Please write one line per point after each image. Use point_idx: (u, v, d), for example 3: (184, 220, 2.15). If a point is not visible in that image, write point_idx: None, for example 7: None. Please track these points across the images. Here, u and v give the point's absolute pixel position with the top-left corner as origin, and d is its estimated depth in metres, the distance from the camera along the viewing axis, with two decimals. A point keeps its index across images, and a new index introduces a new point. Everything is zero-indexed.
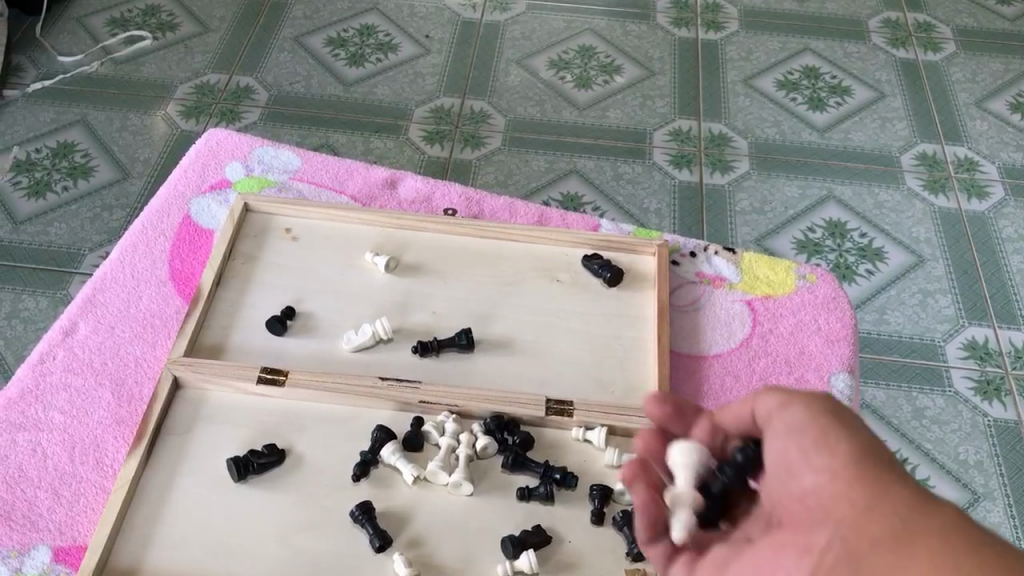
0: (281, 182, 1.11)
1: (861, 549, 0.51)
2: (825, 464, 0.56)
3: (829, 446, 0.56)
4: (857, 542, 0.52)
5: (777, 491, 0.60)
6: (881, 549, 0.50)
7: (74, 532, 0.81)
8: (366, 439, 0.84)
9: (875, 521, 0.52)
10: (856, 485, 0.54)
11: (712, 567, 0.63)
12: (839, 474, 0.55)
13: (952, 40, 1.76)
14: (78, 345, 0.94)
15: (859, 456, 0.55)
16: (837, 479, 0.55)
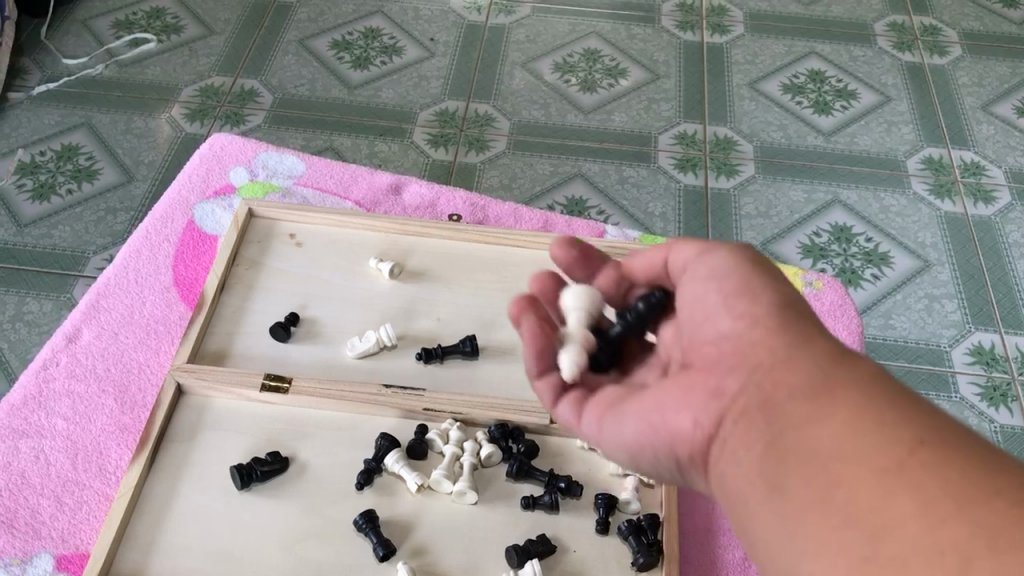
0: (285, 187, 1.11)
1: (774, 394, 0.53)
2: (746, 311, 0.58)
3: (752, 297, 0.58)
4: (770, 385, 0.53)
5: (691, 340, 0.62)
6: (797, 393, 0.52)
7: (77, 540, 0.81)
8: (371, 447, 0.84)
9: (788, 366, 0.53)
10: (775, 332, 0.56)
11: (600, 407, 0.65)
12: (758, 322, 0.57)
13: (958, 44, 1.75)
14: (82, 351, 0.94)
15: (779, 309, 0.57)
16: (756, 326, 0.57)
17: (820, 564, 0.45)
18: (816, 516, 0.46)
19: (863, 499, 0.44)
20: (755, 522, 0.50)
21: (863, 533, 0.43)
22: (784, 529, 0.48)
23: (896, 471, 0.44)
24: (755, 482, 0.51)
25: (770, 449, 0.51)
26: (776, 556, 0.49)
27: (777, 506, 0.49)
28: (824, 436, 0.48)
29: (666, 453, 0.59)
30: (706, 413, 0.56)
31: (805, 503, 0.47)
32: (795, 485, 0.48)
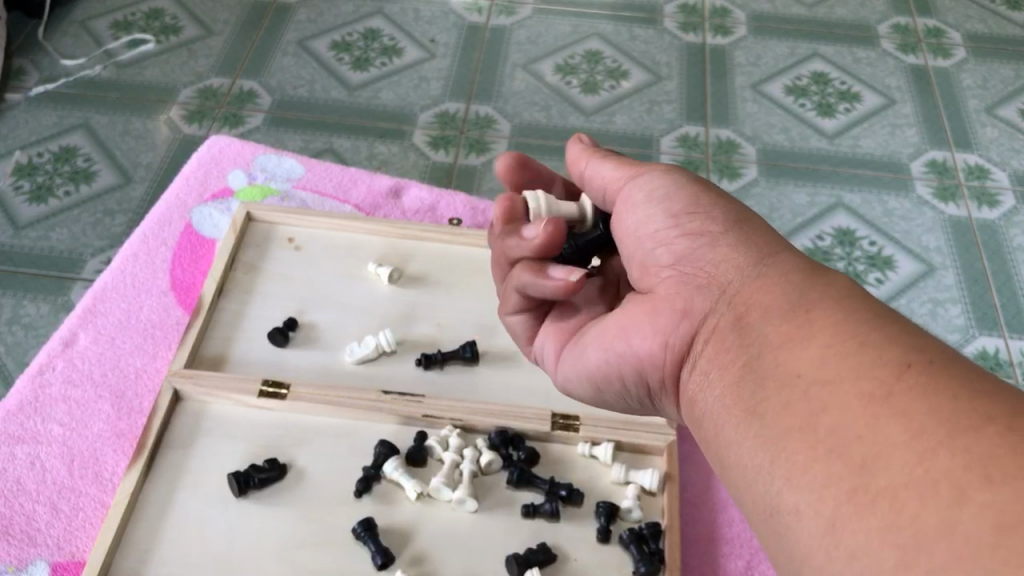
0: (284, 191, 1.10)
1: (748, 316, 0.52)
2: (700, 229, 0.58)
3: (700, 220, 0.58)
4: (747, 309, 0.52)
5: (642, 266, 0.61)
6: (775, 317, 0.50)
7: (72, 548, 0.79)
8: (370, 454, 0.83)
9: (761, 287, 0.53)
10: (738, 250, 0.55)
11: (559, 332, 0.69)
12: (717, 244, 0.56)
13: (962, 46, 1.74)
14: (78, 355, 0.93)
15: (735, 228, 0.57)
16: (714, 249, 0.56)
17: (801, 489, 0.43)
18: (798, 444, 0.44)
19: (847, 426, 0.42)
20: (730, 447, 0.49)
21: (851, 463, 0.41)
22: (761, 454, 0.47)
23: (883, 398, 0.42)
24: (733, 407, 0.50)
25: (750, 372, 0.50)
26: (751, 481, 0.47)
27: (754, 432, 0.48)
28: (805, 362, 0.47)
29: (634, 370, 0.61)
30: (679, 336, 0.56)
31: (786, 430, 0.45)
32: (774, 410, 0.47)
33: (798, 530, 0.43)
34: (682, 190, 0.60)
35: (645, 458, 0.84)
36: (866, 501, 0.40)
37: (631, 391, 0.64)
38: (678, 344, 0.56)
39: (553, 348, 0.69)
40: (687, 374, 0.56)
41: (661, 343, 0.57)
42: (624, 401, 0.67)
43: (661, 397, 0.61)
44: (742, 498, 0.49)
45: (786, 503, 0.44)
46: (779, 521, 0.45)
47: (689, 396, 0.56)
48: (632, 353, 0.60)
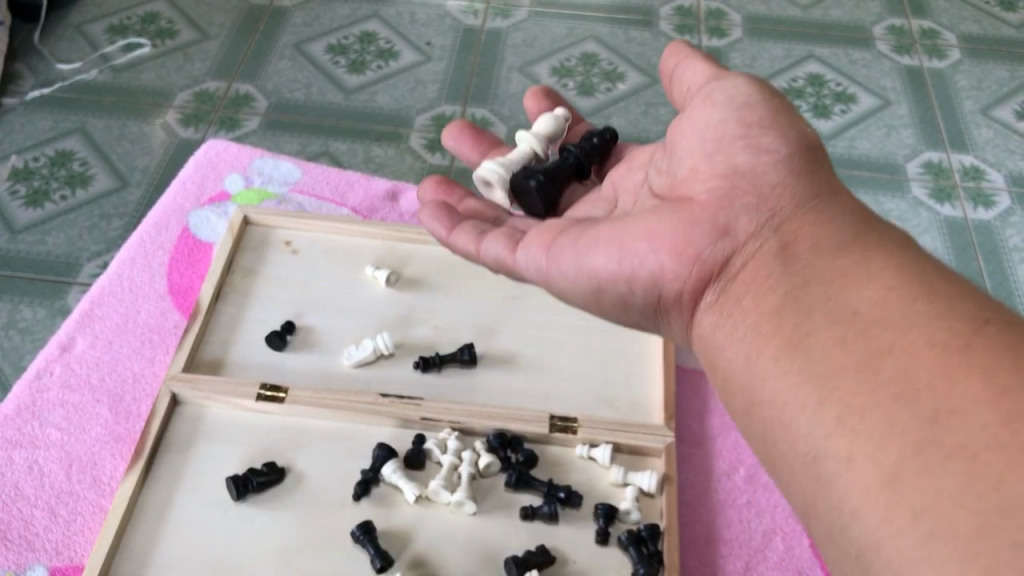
0: (281, 194, 1.10)
1: (798, 248, 0.56)
2: (766, 146, 0.62)
3: (773, 136, 0.62)
4: (794, 240, 0.57)
5: (690, 172, 0.66)
6: (827, 255, 0.55)
7: (70, 552, 0.79)
8: (368, 457, 0.83)
9: (810, 221, 0.58)
10: (795, 184, 0.60)
11: (545, 236, 0.68)
12: (779, 166, 0.61)
13: (957, 47, 1.75)
14: (76, 360, 0.93)
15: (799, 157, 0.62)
16: (776, 170, 0.61)
17: (855, 436, 0.45)
18: (852, 383, 0.47)
19: (915, 373, 0.45)
20: (770, 379, 0.52)
21: (920, 415, 0.43)
22: (809, 390, 0.49)
23: (952, 350, 0.45)
24: (775, 345, 0.52)
25: (804, 315, 0.52)
26: (789, 419, 0.50)
27: (799, 367, 0.50)
28: (863, 302, 0.50)
29: (646, 283, 0.61)
30: (711, 248, 0.59)
31: (840, 368, 0.48)
32: (824, 347, 0.50)
33: (847, 478, 0.45)
34: (760, 104, 0.65)
35: (644, 460, 0.84)
36: (937, 459, 0.42)
37: (627, 316, 0.66)
38: (708, 260, 0.59)
39: (540, 251, 0.68)
40: (708, 297, 0.60)
41: (687, 255, 0.60)
42: (615, 312, 0.66)
43: (668, 317, 0.64)
44: (772, 433, 0.51)
45: (834, 448, 0.46)
46: (823, 466, 0.47)
47: (708, 329, 0.59)
48: (648, 264, 0.61)
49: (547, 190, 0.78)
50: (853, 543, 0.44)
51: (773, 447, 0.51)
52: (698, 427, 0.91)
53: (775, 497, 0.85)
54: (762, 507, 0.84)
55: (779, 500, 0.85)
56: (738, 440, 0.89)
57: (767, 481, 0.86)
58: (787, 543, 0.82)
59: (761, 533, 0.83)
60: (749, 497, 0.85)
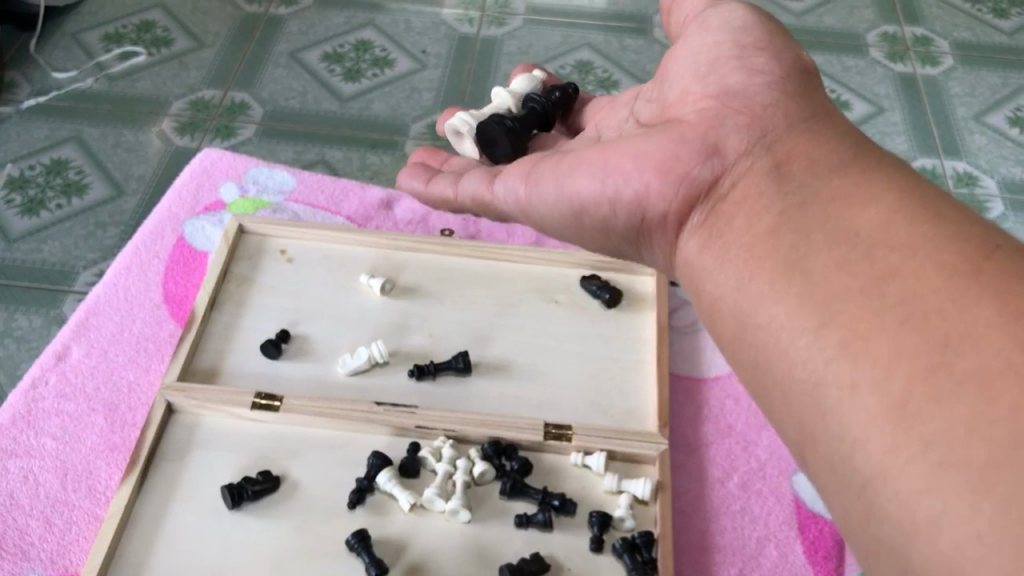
0: (275, 203, 1.09)
1: (792, 166, 0.56)
2: (758, 67, 0.63)
3: (765, 57, 0.63)
4: (787, 159, 0.57)
5: (680, 94, 0.66)
6: (829, 182, 0.53)
7: (66, 562, 0.79)
8: (363, 465, 0.83)
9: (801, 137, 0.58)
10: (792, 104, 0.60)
11: (526, 164, 0.69)
12: (771, 88, 0.61)
13: (950, 54, 1.75)
14: (71, 369, 0.93)
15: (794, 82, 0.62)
16: (768, 92, 0.61)
17: (858, 363, 0.44)
18: (856, 307, 0.45)
19: (921, 297, 0.43)
20: (768, 306, 0.51)
21: (930, 339, 0.42)
22: (808, 313, 0.48)
23: (962, 273, 0.43)
24: (771, 270, 0.51)
25: (803, 238, 0.51)
26: (786, 344, 0.48)
27: (797, 291, 0.49)
28: (865, 224, 0.49)
29: (631, 203, 0.61)
30: (700, 169, 0.59)
31: (843, 292, 0.47)
32: (824, 270, 0.48)
33: (849, 404, 0.44)
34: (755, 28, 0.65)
35: (638, 467, 0.84)
36: (949, 385, 0.40)
37: (611, 236, 0.66)
38: (693, 181, 0.59)
39: (518, 179, 0.69)
40: (695, 215, 0.60)
41: (674, 175, 0.59)
42: (595, 234, 0.67)
43: (652, 237, 0.64)
44: (769, 361, 0.50)
45: (836, 375, 0.45)
46: (823, 395, 0.45)
47: (696, 253, 0.59)
48: (634, 186, 0.61)
49: (517, 134, 0.81)
50: (858, 473, 0.43)
51: (772, 380, 0.50)
52: (692, 433, 0.91)
53: (769, 504, 0.85)
54: (755, 514, 0.84)
55: (772, 507, 0.85)
56: (732, 447, 0.89)
57: (760, 488, 0.86)
58: (780, 551, 0.82)
59: (754, 541, 0.83)
60: (742, 504, 0.85)
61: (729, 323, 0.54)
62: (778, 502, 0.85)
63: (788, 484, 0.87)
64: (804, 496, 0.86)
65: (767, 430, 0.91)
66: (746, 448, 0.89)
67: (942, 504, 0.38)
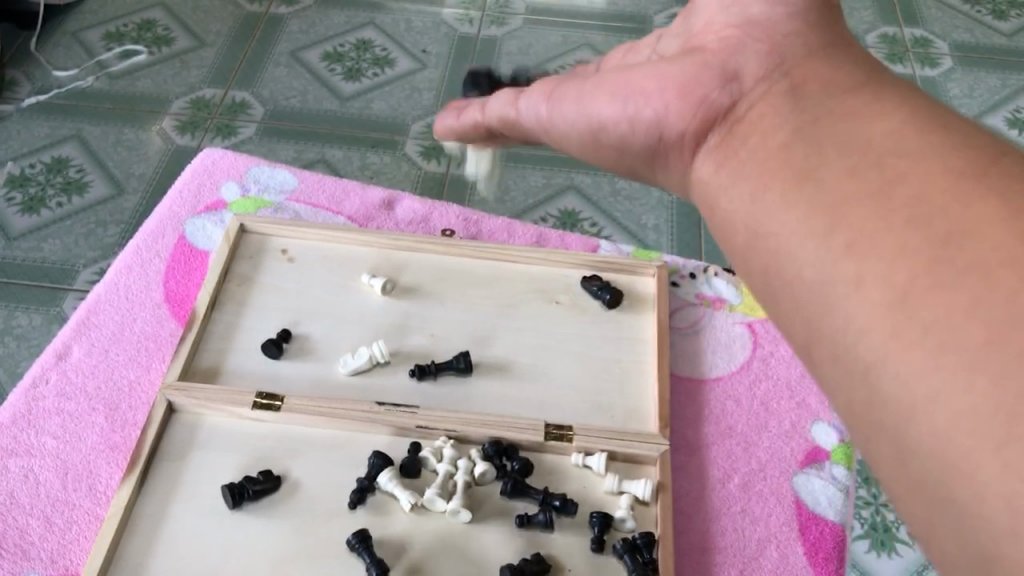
0: (277, 203, 1.08)
1: (798, 74, 0.50)
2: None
3: None
4: (806, 80, 0.50)
5: (701, 27, 0.56)
6: (837, 90, 0.48)
7: (66, 563, 0.78)
8: (364, 465, 0.83)
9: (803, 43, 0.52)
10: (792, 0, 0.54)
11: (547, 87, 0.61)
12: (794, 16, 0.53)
13: (949, 56, 1.76)
14: (72, 369, 0.91)
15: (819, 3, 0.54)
16: (789, 20, 0.53)
17: (864, 257, 0.39)
18: (866, 208, 0.40)
19: (931, 197, 0.38)
20: (773, 213, 0.45)
21: (932, 237, 0.37)
22: (814, 216, 0.42)
23: (972, 175, 0.38)
24: (782, 175, 0.45)
25: (806, 142, 0.46)
26: (792, 247, 0.43)
27: (806, 194, 0.43)
28: (879, 132, 0.43)
29: (650, 127, 0.55)
30: (721, 92, 0.52)
31: (853, 194, 0.41)
32: (834, 176, 0.42)
33: (854, 300, 0.39)
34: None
35: (638, 468, 0.84)
36: (951, 274, 0.36)
37: (618, 163, 0.60)
38: (713, 103, 0.52)
39: (540, 100, 0.61)
40: (711, 139, 0.52)
41: (694, 97, 0.53)
42: (610, 162, 0.60)
43: (665, 166, 0.57)
44: (775, 272, 0.44)
45: (844, 271, 0.40)
46: (829, 289, 0.40)
47: (708, 173, 0.52)
48: (654, 107, 0.54)
49: None
50: (859, 360, 0.38)
51: (775, 286, 0.45)
52: (692, 433, 0.91)
53: (769, 506, 0.85)
54: (756, 515, 0.85)
55: (773, 507, 0.85)
56: (733, 448, 0.89)
57: (761, 489, 0.86)
58: (781, 552, 0.82)
59: (755, 542, 0.83)
60: (743, 505, 0.85)
61: (733, 237, 0.48)
62: (779, 502, 0.86)
63: (788, 486, 0.87)
64: (804, 497, 0.86)
65: (768, 431, 0.91)
66: (746, 448, 0.89)
67: (940, 383, 0.35)
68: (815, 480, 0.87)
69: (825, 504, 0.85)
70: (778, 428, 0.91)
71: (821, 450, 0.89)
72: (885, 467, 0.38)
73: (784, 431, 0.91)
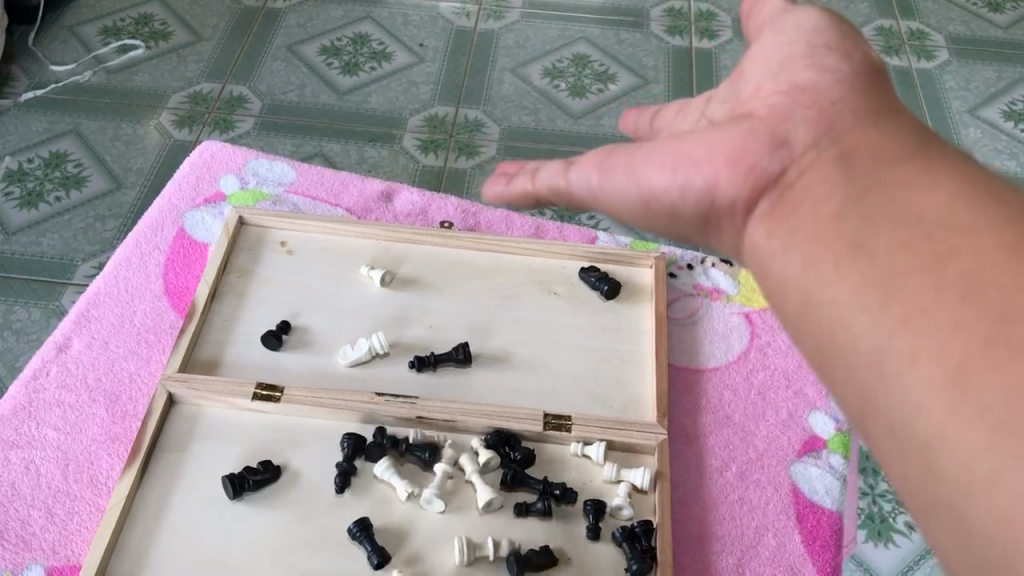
0: (276, 195, 1.08)
1: (844, 139, 0.51)
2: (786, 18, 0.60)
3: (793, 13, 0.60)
4: (855, 148, 0.49)
5: (752, 93, 0.58)
6: (883, 159, 0.48)
7: (67, 552, 0.78)
8: (335, 453, 0.84)
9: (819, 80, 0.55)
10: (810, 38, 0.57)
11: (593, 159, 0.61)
12: (841, 84, 0.54)
13: (945, 48, 1.76)
14: (72, 361, 0.91)
15: (866, 73, 0.55)
16: (837, 88, 0.54)
17: (919, 331, 0.39)
18: (920, 285, 0.40)
19: (985, 271, 0.39)
20: (826, 286, 0.45)
21: (989, 311, 0.37)
22: (868, 291, 0.42)
23: None
24: (832, 246, 0.45)
25: (855, 212, 0.46)
26: (846, 319, 0.43)
27: (857, 266, 0.43)
28: (929, 206, 0.43)
29: (701, 195, 0.54)
30: (769, 159, 0.52)
31: (904, 268, 0.41)
32: (887, 250, 0.43)
33: (909, 375, 0.39)
34: (828, 28, 0.58)
35: (636, 457, 0.85)
36: (1007, 352, 0.36)
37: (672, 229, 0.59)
38: (763, 169, 0.52)
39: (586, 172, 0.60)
40: (762, 204, 0.52)
41: (743, 165, 0.52)
42: (666, 229, 0.60)
43: (718, 230, 0.56)
44: (827, 344, 0.44)
45: (898, 345, 0.40)
46: (882, 360, 0.41)
47: (759, 240, 0.51)
48: (705, 175, 0.54)
49: None
50: (915, 436, 0.38)
51: (827, 359, 0.45)
52: (690, 423, 0.91)
53: (767, 493, 0.86)
54: (754, 503, 0.85)
55: (771, 496, 0.86)
56: (730, 437, 0.90)
57: (759, 477, 0.87)
58: (779, 540, 0.83)
59: (753, 529, 0.84)
60: (741, 493, 0.86)
61: (787, 308, 0.48)
62: (776, 491, 0.86)
63: (786, 474, 0.87)
64: (802, 485, 0.86)
65: (765, 420, 0.91)
66: (744, 437, 0.90)
67: (999, 460, 0.35)
68: (812, 468, 0.88)
69: (822, 492, 0.86)
70: (775, 417, 0.91)
71: (818, 438, 0.90)
72: (945, 546, 0.38)
73: (781, 420, 0.91)
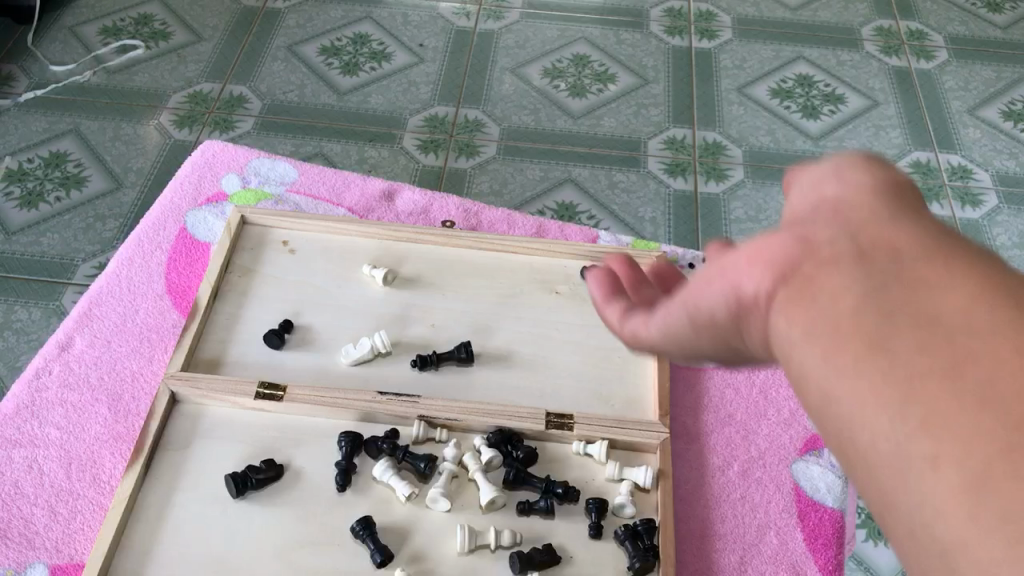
0: (277, 195, 1.08)
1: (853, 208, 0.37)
2: None
3: None
4: None
5: None
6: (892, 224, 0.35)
7: (71, 550, 0.78)
8: (336, 451, 0.84)
9: None
10: None
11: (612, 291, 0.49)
12: None
13: (944, 48, 1.77)
14: (75, 359, 0.91)
15: None
16: None
17: (940, 445, 0.27)
18: (935, 388, 0.27)
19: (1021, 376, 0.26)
20: (821, 385, 0.32)
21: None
22: (870, 396, 0.29)
23: None
24: (839, 333, 0.31)
25: (855, 288, 0.32)
26: (856, 426, 0.30)
27: (860, 365, 0.30)
28: (953, 292, 0.30)
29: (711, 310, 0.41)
30: None
31: (918, 368, 0.28)
32: (902, 345, 0.29)
33: (930, 503, 0.27)
34: None
35: (638, 456, 0.85)
36: None
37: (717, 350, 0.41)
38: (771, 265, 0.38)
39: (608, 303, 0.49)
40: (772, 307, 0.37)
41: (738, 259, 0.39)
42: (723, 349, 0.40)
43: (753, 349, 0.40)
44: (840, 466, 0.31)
45: (916, 468, 0.27)
46: (899, 488, 0.28)
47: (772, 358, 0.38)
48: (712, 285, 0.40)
49: None
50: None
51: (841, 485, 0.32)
52: (692, 422, 0.91)
53: (769, 492, 0.86)
54: (755, 502, 0.85)
55: (772, 495, 0.86)
56: (732, 436, 0.90)
57: (761, 476, 0.87)
58: (780, 538, 0.83)
59: (755, 528, 0.84)
60: (743, 492, 0.86)
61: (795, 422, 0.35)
62: (778, 490, 0.86)
63: (787, 472, 0.88)
64: (804, 483, 0.87)
65: (766, 419, 0.91)
66: (746, 436, 0.90)
67: None
68: (814, 467, 0.88)
69: (824, 490, 0.86)
70: (777, 416, 0.92)
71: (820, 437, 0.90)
72: None
73: (782, 419, 0.91)
